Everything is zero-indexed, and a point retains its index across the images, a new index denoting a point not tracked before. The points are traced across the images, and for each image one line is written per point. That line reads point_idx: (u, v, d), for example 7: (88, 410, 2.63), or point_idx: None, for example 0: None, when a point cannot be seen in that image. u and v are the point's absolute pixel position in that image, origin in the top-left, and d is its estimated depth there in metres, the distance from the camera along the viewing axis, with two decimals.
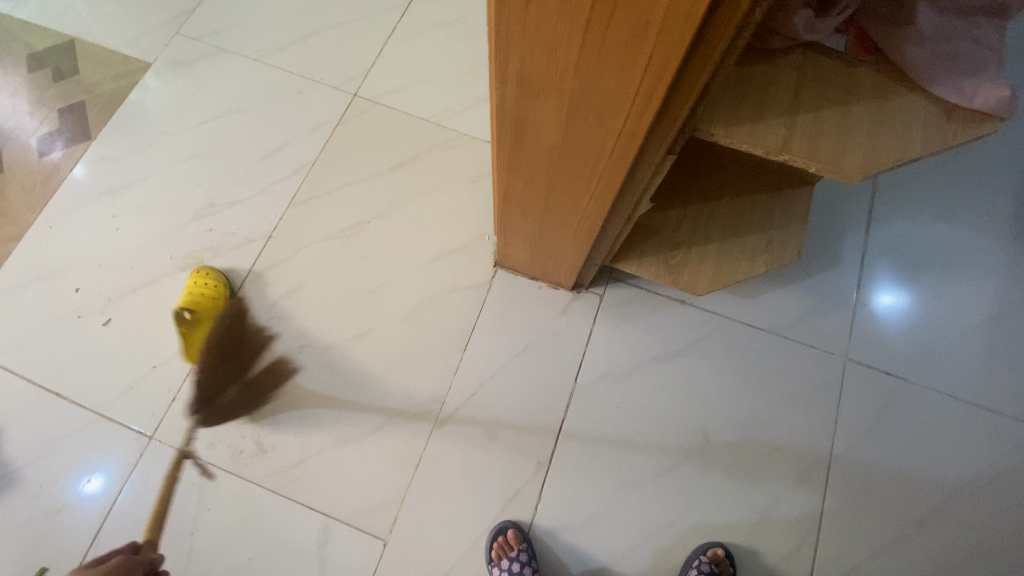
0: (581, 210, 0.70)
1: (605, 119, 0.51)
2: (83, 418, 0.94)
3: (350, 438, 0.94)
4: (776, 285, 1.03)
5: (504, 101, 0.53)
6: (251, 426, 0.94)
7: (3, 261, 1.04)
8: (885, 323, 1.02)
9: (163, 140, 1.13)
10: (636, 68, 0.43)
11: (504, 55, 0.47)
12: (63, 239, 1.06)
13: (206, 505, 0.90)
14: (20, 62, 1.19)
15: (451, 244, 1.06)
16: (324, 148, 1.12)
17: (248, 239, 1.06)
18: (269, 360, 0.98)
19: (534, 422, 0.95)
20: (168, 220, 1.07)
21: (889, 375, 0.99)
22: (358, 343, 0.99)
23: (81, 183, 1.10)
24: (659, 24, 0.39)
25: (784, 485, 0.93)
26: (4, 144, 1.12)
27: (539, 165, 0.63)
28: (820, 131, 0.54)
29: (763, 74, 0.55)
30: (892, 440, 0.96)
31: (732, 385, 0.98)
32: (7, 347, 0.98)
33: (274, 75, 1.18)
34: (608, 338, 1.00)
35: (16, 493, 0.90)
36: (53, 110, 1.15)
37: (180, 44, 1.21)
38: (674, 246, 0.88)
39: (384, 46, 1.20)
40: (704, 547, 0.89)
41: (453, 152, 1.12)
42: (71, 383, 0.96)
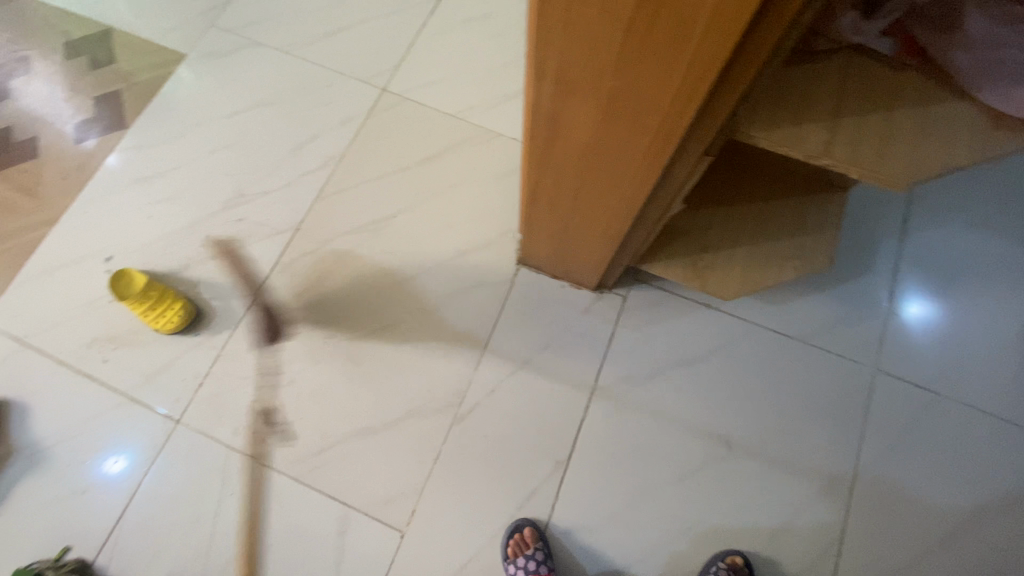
0: (611, 209, 0.69)
1: (643, 118, 0.50)
2: (113, 400, 0.97)
3: (371, 429, 0.95)
4: (804, 292, 1.01)
5: (539, 99, 0.53)
6: (274, 414, 0.96)
7: (37, 244, 1.07)
8: (916, 334, 0.99)
9: (195, 130, 1.15)
10: (678, 67, 0.43)
11: (542, 52, 0.47)
12: (97, 225, 1.08)
13: (228, 490, 0.92)
14: (59, 50, 1.22)
15: (475, 240, 1.06)
16: (352, 141, 1.13)
17: (275, 230, 1.07)
18: (293, 350, 1.00)
19: (554, 421, 0.95)
20: (198, 209, 1.09)
21: (919, 388, 0.96)
22: (380, 336, 1.00)
23: (115, 170, 1.12)
24: (706, 23, 0.38)
25: (806, 495, 0.92)
26: (43, 130, 1.15)
27: (570, 163, 0.62)
28: (864, 135, 0.53)
29: (805, 76, 0.54)
30: (920, 454, 0.94)
31: (756, 391, 0.97)
32: (42, 328, 1.01)
33: (304, 68, 1.19)
34: (630, 340, 0.99)
35: (46, 471, 0.93)
36: (89, 98, 1.18)
37: (214, 36, 1.23)
38: (702, 248, 0.88)
39: (413, 41, 1.21)
40: (722, 553, 0.88)
41: (479, 148, 1.12)
42: (100, 365, 0.99)
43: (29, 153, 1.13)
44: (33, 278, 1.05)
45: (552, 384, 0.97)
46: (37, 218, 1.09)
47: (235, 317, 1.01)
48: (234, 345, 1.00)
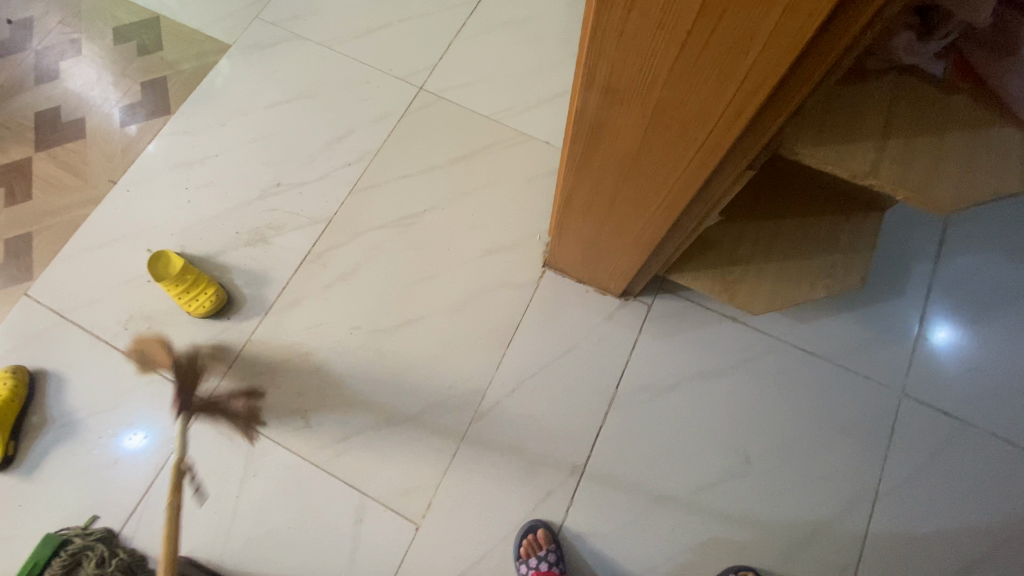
0: (646, 218, 0.70)
1: (689, 130, 0.50)
2: (145, 377, 1.00)
3: (391, 421, 0.96)
4: (833, 311, 1.01)
5: (584, 106, 0.53)
6: (298, 400, 0.98)
7: (80, 222, 1.11)
8: (945, 361, 0.97)
9: (236, 119, 1.18)
10: (732, 81, 0.43)
11: (594, 60, 0.47)
12: (137, 206, 1.11)
13: (250, 472, 0.94)
14: (109, 35, 1.26)
15: (504, 240, 1.07)
16: (387, 138, 1.15)
17: (309, 221, 1.09)
18: (320, 339, 1.01)
19: (572, 425, 0.96)
20: (235, 196, 1.12)
21: (946, 416, 0.95)
22: (405, 330, 1.02)
23: (157, 154, 1.16)
24: (764, 39, 0.38)
25: (824, 515, 0.91)
26: (89, 112, 1.19)
27: (609, 170, 0.63)
28: (911, 157, 0.52)
29: (854, 95, 0.54)
30: (944, 482, 0.92)
31: (779, 408, 0.96)
32: (80, 303, 1.04)
33: (345, 62, 1.21)
34: (652, 349, 0.99)
35: (78, 442, 0.96)
36: (135, 83, 1.22)
37: (258, 28, 1.26)
38: (731, 262, 0.88)
39: (452, 42, 1.22)
40: (735, 568, 0.88)
41: (511, 150, 1.13)
42: (134, 343, 1.02)
43: (76, 134, 1.17)
44: (75, 254, 1.08)
45: (573, 387, 0.98)
46: (81, 196, 1.12)
47: (266, 303, 1.04)
48: (263, 331, 1.02)
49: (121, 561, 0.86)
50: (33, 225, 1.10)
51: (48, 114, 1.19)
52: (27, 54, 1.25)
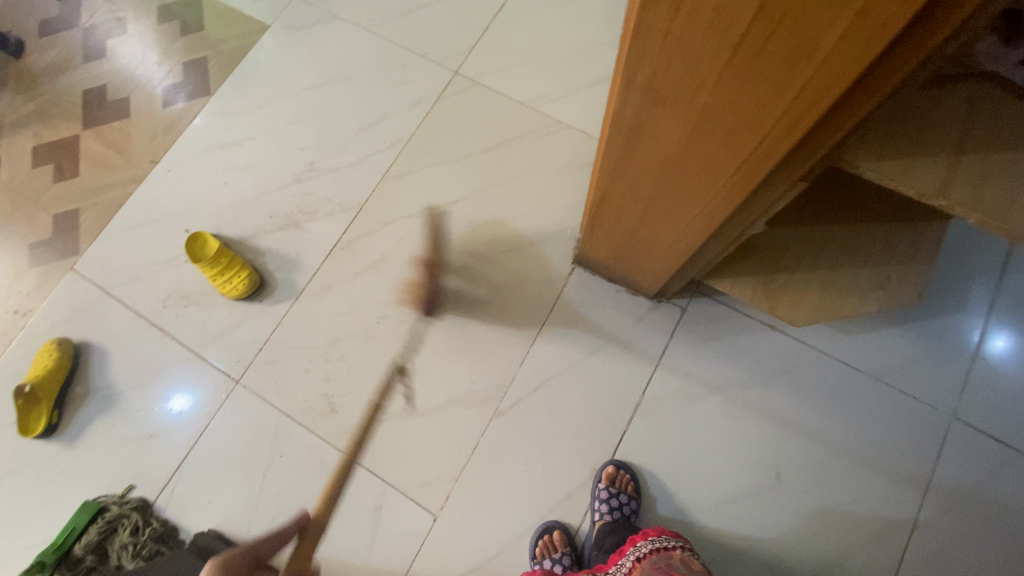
0: (686, 223, 0.66)
1: (737, 138, 0.46)
2: (182, 354, 1.03)
3: (414, 412, 0.97)
4: (883, 324, 0.94)
5: (623, 107, 0.50)
6: (324, 385, 0.99)
7: (123, 200, 1.14)
8: (1004, 384, 0.90)
9: (272, 101, 1.18)
10: (788, 91, 0.39)
11: (635, 61, 0.44)
12: (177, 187, 1.14)
13: (277, 453, 0.96)
14: (153, 13, 1.28)
15: (534, 233, 1.04)
16: (421, 124, 1.13)
17: (341, 207, 1.09)
18: (347, 326, 1.02)
19: (595, 428, 0.94)
20: (269, 180, 1.12)
21: (998, 443, 0.88)
22: (431, 321, 1.01)
23: (196, 135, 1.17)
24: (829, 46, 0.34)
25: (857, 539, 0.87)
26: (134, 90, 1.22)
27: (647, 173, 0.59)
28: (988, 175, 0.47)
29: (926, 103, 0.48)
30: (991, 514, 0.86)
31: (815, 426, 0.92)
32: (122, 280, 1.08)
33: (381, 45, 1.19)
34: (683, 354, 0.96)
35: (119, 413, 1.01)
36: (177, 62, 1.23)
37: (297, 8, 1.25)
38: (776, 269, 0.84)
39: (490, 24, 1.18)
40: (599, 473, 0.91)
41: (547, 140, 1.10)
42: (172, 321, 1.05)
43: (121, 112, 1.20)
44: (117, 232, 1.12)
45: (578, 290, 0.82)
46: (125, 175, 1.15)
47: (297, 288, 1.05)
48: (293, 315, 1.03)
49: (154, 531, 0.92)
50: (81, 201, 1.14)
51: (95, 92, 1.22)
52: (76, 32, 1.28)
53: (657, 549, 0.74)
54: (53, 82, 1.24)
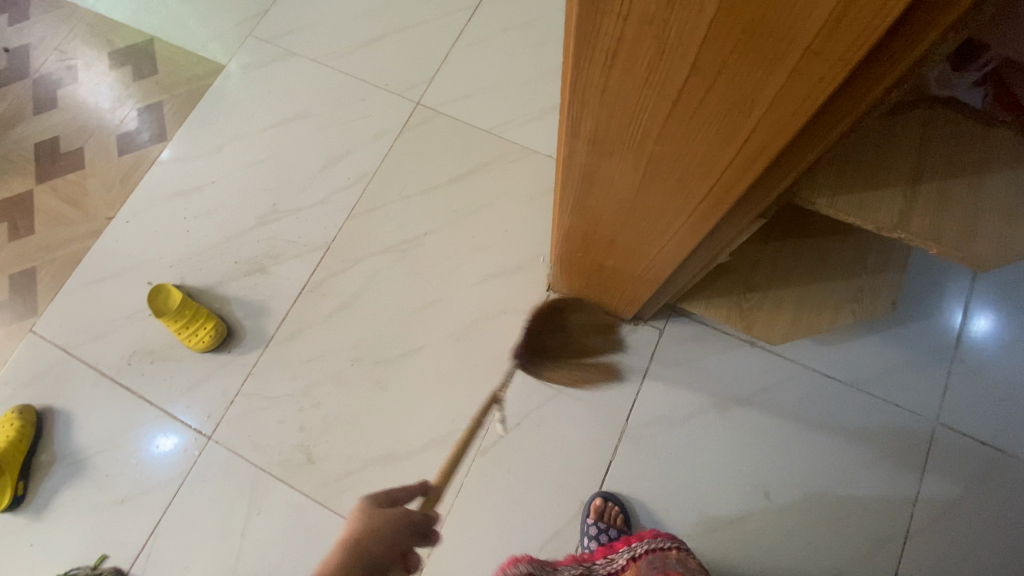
0: (649, 257, 0.64)
1: (688, 183, 0.45)
2: (151, 413, 0.99)
3: (394, 456, 0.94)
4: (861, 333, 0.94)
5: (572, 155, 0.48)
6: (300, 436, 0.96)
7: (81, 255, 1.10)
8: (983, 384, 0.90)
9: (231, 143, 1.15)
10: (734, 141, 0.37)
11: (577, 114, 0.42)
12: (137, 238, 1.10)
13: (255, 510, 0.93)
14: (104, 60, 1.25)
15: (506, 262, 1.03)
16: (385, 158, 1.11)
17: (308, 248, 1.07)
18: (320, 371, 0.99)
19: (581, 460, 0.92)
20: (233, 225, 1.10)
21: (983, 445, 0.88)
22: (406, 361, 0.99)
23: (154, 183, 1.14)
24: (767, 102, 0.33)
25: (850, 554, 0.86)
26: (87, 140, 1.18)
27: (605, 213, 0.58)
28: (944, 204, 0.46)
29: (879, 134, 0.47)
30: (983, 518, 0.86)
31: (800, 441, 0.91)
32: (85, 339, 1.04)
33: (340, 79, 1.18)
34: (664, 378, 0.95)
35: (87, 479, 0.97)
36: (132, 108, 1.20)
37: (253, 46, 1.23)
38: (748, 288, 0.84)
39: (449, 51, 1.17)
40: (587, 507, 0.89)
41: (513, 166, 1.08)
42: (139, 379, 1.01)
43: (76, 163, 1.17)
44: (77, 288, 1.08)
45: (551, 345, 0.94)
46: (82, 229, 1.12)
47: (266, 335, 1.02)
48: (264, 364, 1.00)
49: None
50: (37, 259, 1.10)
51: (47, 144, 1.19)
52: (25, 83, 1.25)
53: (654, 549, 0.77)
54: (3, 136, 1.20)
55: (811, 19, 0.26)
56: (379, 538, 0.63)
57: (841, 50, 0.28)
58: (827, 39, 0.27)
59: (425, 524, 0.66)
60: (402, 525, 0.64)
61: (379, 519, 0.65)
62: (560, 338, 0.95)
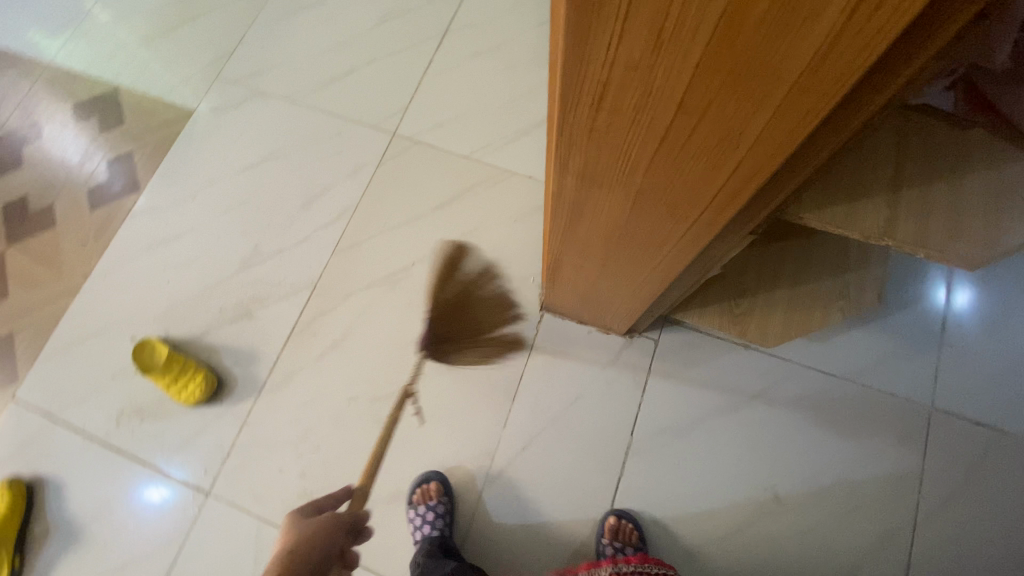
0: (643, 276, 0.65)
1: (679, 209, 0.45)
2: (145, 473, 0.96)
3: (401, 494, 0.93)
4: (852, 326, 0.96)
5: (561, 189, 0.49)
6: (302, 482, 0.94)
7: (59, 315, 1.07)
8: (972, 367, 0.93)
9: (207, 188, 1.14)
10: (722, 170, 0.38)
11: (564, 152, 0.42)
12: (116, 293, 1.08)
13: (262, 564, 0.90)
14: (69, 112, 1.22)
15: (496, 287, 1.02)
16: (366, 191, 1.11)
17: (294, 288, 1.05)
18: (318, 414, 0.97)
19: (589, 479, 0.92)
20: (215, 271, 1.08)
21: (979, 426, 0.90)
22: (405, 394, 0.98)
23: (130, 234, 1.12)
24: (754, 135, 0.33)
25: (863, 546, 0.86)
26: (57, 196, 1.15)
27: (597, 239, 0.58)
28: (927, 209, 0.47)
29: (858, 145, 0.48)
30: (987, 498, 0.87)
31: (803, 439, 0.92)
32: (69, 403, 1.01)
33: (313, 115, 1.17)
34: (665, 387, 0.95)
35: (82, 549, 0.93)
36: (101, 160, 1.18)
37: (221, 88, 1.22)
38: (739, 293, 0.85)
39: (421, 80, 1.17)
40: (603, 527, 0.88)
41: (495, 189, 1.09)
42: (129, 439, 0.98)
43: (46, 221, 1.13)
44: (58, 350, 1.05)
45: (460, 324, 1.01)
46: (58, 288, 1.09)
47: (258, 382, 1.00)
48: (259, 412, 0.98)
49: None
50: (13, 324, 1.07)
51: (15, 203, 1.16)
52: None
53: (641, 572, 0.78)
54: None
55: (797, 56, 0.27)
56: (320, 540, 0.65)
57: (828, 84, 0.28)
58: (814, 75, 0.28)
59: (357, 521, 0.71)
60: (337, 527, 0.68)
61: (315, 524, 0.67)
62: (465, 319, 1.01)
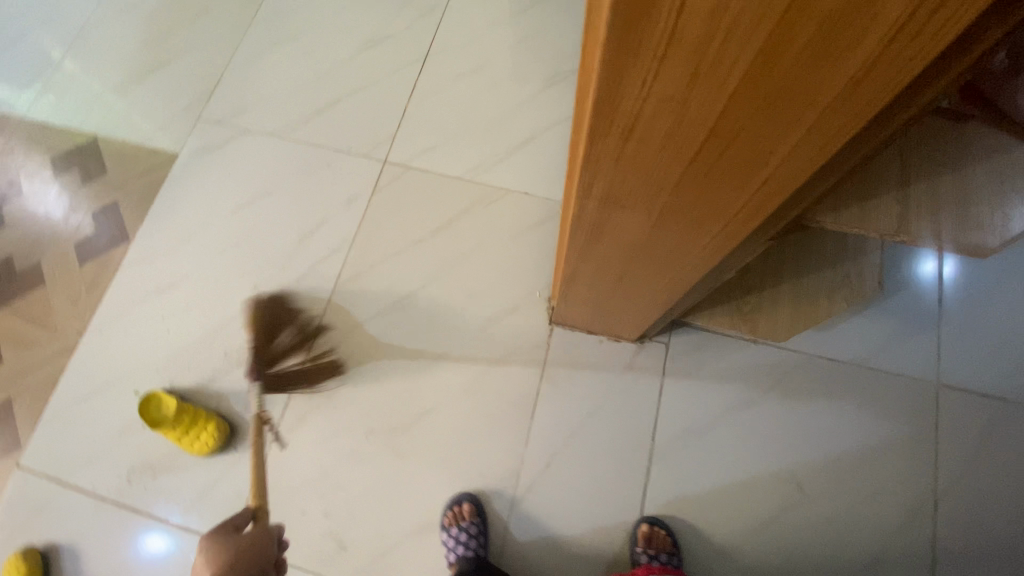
0: (659, 287, 0.66)
1: (703, 223, 0.46)
2: (163, 530, 0.94)
3: (429, 524, 0.92)
4: (855, 312, 0.98)
5: (582, 212, 0.49)
6: (327, 522, 0.93)
7: (57, 375, 1.04)
8: (972, 341, 0.96)
9: (199, 231, 1.12)
10: (749, 186, 0.39)
11: (589, 179, 0.43)
12: (115, 348, 1.05)
13: None
14: (47, 166, 1.19)
15: (504, 305, 1.03)
16: (362, 220, 1.10)
17: (299, 325, 1.04)
18: (336, 450, 0.96)
19: (616, 488, 0.92)
20: (216, 315, 1.06)
21: (986, 397, 0.93)
22: (422, 422, 0.97)
23: (124, 286, 1.09)
24: (784, 153, 0.34)
25: (889, 526, 0.88)
26: (43, 253, 1.13)
27: (615, 255, 0.59)
28: (937, 203, 0.49)
29: None
30: (1000, 466, 0.90)
31: (820, 426, 0.93)
32: (76, 465, 0.98)
33: (301, 149, 1.16)
34: (680, 389, 0.96)
35: None
36: (86, 212, 1.15)
37: (204, 129, 1.20)
38: (744, 292, 0.87)
39: (406, 106, 1.18)
40: (636, 534, 0.88)
41: (492, 208, 1.09)
42: (143, 496, 0.96)
43: (34, 280, 1.10)
44: (59, 412, 1.02)
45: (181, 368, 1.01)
46: (54, 348, 1.06)
47: (272, 424, 0.98)
48: (275, 454, 0.96)
49: None
50: (9, 389, 1.03)
51: None
52: None
53: None
54: None
55: (833, 80, 0.28)
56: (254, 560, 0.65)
57: (861, 103, 0.29)
58: (848, 96, 0.29)
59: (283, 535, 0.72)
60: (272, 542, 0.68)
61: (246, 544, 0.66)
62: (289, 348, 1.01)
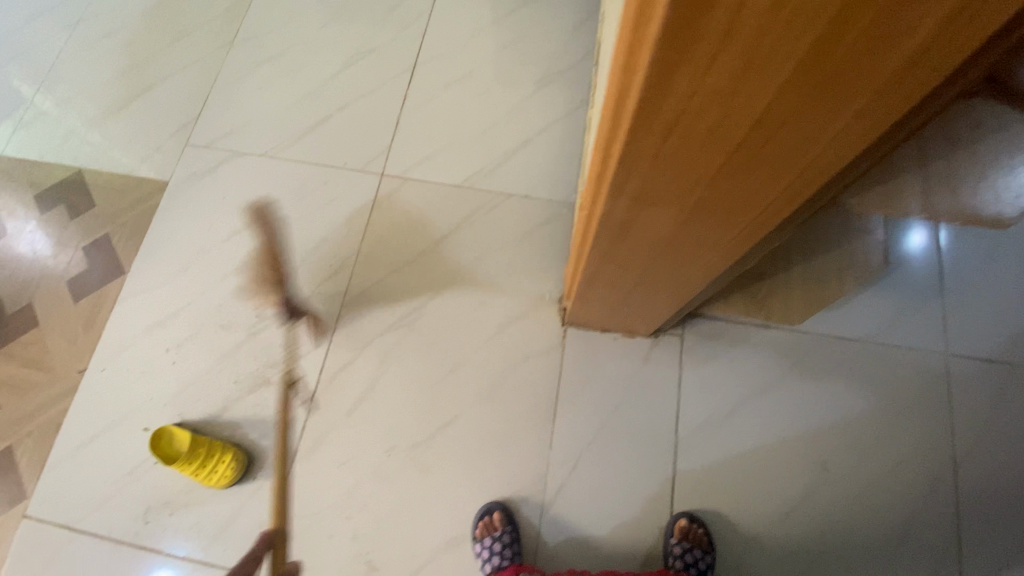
0: (680, 279, 0.66)
1: (734, 214, 0.46)
2: (186, 568, 0.91)
3: (460, 537, 0.91)
4: (860, 289, 1.00)
5: (611, 211, 0.49)
6: (356, 544, 0.91)
7: (60, 418, 1.01)
8: (975, 309, 0.98)
9: (197, 259, 1.10)
10: (786, 174, 0.39)
11: (622, 177, 0.43)
12: (119, 385, 1.02)
13: None
14: (31, 204, 1.16)
15: (515, 310, 1.02)
16: (364, 235, 1.09)
17: (309, 347, 1.02)
18: (358, 470, 0.95)
19: (644, 484, 0.92)
20: (222, 343, 1.03)
21: (993, 363, 0.95)
22: (443, 434, 0.96)
23: (123, 321, 1.06)
24: (826, 139, 0.35)
25: (913, 497, 0.90)
26: (34, 294, 1.09)
27: (640, 252, 0.59)
28: None
29: None
30: (1014, 428, 0.92)
31: (838, 404, 0.94)
32: (88, 510, 0.95)
33: (295, 168, 1.15)
34: (698, 379, 0.96)
35: None
36: (76, 248, 1.12)
37: (193, 154, 1.18)
38: (757, 277, 0.87)
39: (399, 117, 1.17)
40: (671, 529, 0.88)
41: (494, 213, 1.09)
42: (161, 535, 0.93)
43: (27, 322, 1.07)
44: (65, 456, 0.98)
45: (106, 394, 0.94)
46: (54, 391, 1.02)
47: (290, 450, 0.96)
48: (296, 480, 0.94)
49: None
50: (10, 437, 1.00)
51: None
52: None
53: None
54: None
55: (886, 65, 0.28)
56: None
57: (910, 86, 0.29)
58: (898, 79, 0.29)
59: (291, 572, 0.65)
60: None
61: None
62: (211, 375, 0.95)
